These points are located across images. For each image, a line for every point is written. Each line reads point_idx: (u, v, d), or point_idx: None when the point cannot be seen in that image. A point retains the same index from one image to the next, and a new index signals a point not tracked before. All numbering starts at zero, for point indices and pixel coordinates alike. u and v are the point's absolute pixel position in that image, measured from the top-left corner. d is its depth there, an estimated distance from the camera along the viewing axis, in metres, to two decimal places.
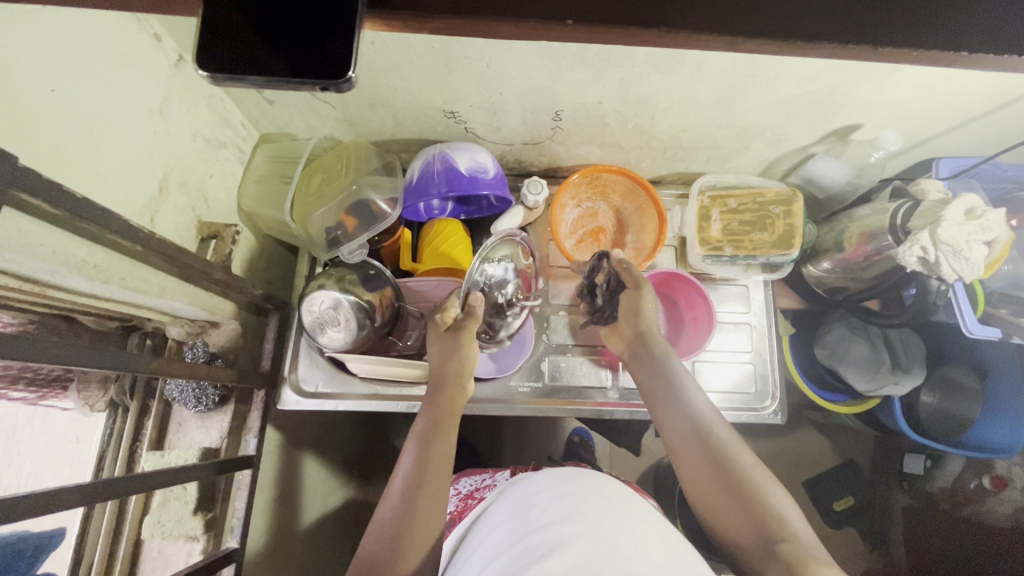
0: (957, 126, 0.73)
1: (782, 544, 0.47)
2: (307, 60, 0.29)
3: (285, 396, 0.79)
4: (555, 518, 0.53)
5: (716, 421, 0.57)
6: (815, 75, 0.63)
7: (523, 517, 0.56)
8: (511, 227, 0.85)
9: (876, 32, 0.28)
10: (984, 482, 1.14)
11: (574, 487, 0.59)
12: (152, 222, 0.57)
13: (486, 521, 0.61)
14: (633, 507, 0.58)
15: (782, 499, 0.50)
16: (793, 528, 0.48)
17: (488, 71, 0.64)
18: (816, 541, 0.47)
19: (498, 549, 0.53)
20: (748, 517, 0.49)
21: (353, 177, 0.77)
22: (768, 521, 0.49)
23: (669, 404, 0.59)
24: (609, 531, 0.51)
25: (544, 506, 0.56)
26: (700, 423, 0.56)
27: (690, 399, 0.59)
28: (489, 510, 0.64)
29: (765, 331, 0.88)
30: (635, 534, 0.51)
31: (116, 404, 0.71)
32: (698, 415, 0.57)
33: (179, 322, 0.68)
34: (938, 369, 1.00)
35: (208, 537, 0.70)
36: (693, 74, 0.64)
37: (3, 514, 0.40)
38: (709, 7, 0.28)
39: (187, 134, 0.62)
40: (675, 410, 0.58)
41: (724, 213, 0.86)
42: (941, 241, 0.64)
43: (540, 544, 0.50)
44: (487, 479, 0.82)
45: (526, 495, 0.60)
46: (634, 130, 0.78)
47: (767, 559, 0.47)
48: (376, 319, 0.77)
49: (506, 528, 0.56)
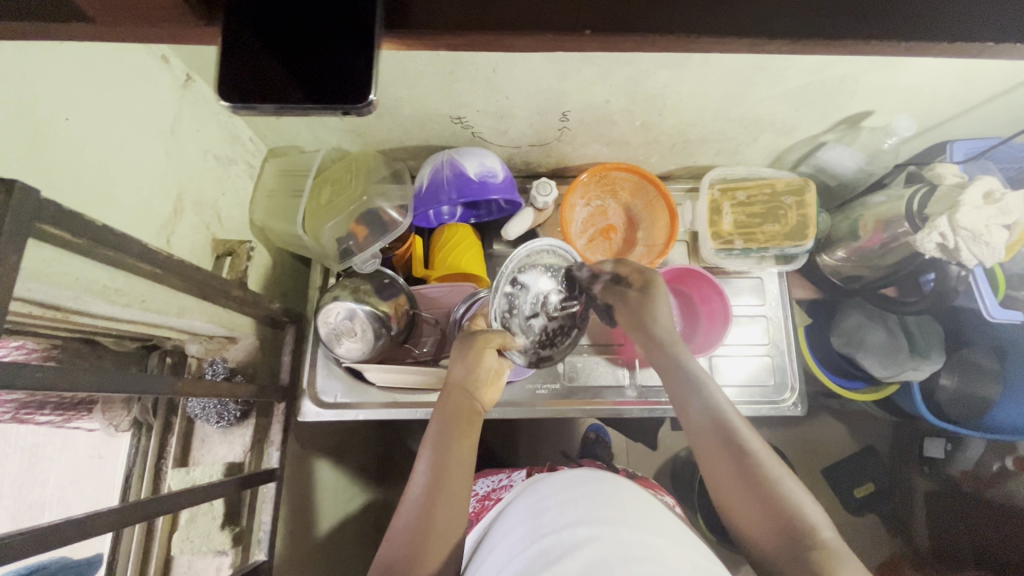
0: (973, 108, 0.72)
1: (806, 544, 0.47)
2: (332, 86, 0.29)
3: (305, 408, 0.80)
4: (568, 519, 0.53)
5: (742, 429, 0.56)
6: (824, 64, 0.63)
7: (537, 520, 0.56)
8: (522, 229, 0.86)
9: (911, 27, 0.27)
10: (1007, 463, 1.09)
11: (586, 488, 0.59)
12: (168, 243, 0.57)
13: (503, 525, 0.61)
14: (643, 506, 0.57)
15: (806, 504, 0.50)
16: (813, 528, 0.48)
17: (494, 74, 0.64)
18: (844, 545, 0.47)
19: (512, 552, 0.53)
20: (772, 523, 0.49)
21: (363, 187, 0.78)
22: (794, 529, 0.48)
23: (694, 405, 0.59)
24: (621, 530, 0.50)
25: (558, 508, 0.56)
26: (725, 427, 0.56)
27: (712, 400, 0.58)
28: (504, 513, 0.64)
29: (782, 322, 0.87)
30: (650, 534, 0.51)
31: (140, 423, 0.71)
32: (722, 420, 0.56)
33: (198, 338, 0.71)
34: (956, 352, 0.99)
35: (237, 551, 0.70)
36: (700, 68, 0.63)
37: (46, 541, 0.41)
38: (736, 10, 0.27)
39: (198, 153, 0.62)
40: (704, 420, 0.57)
41: (735, 206, 0.85)
42: (961, 226, 0.64)
43: (554, 547, 0.50)
44: (503, 479, 0.83)
45: (540, 499, 0.60)
46: (641, 127, 0.77)
47: (790, 557, 0.47)
48: (392, 327, 0.77)
49: (522, 531, 0.56)
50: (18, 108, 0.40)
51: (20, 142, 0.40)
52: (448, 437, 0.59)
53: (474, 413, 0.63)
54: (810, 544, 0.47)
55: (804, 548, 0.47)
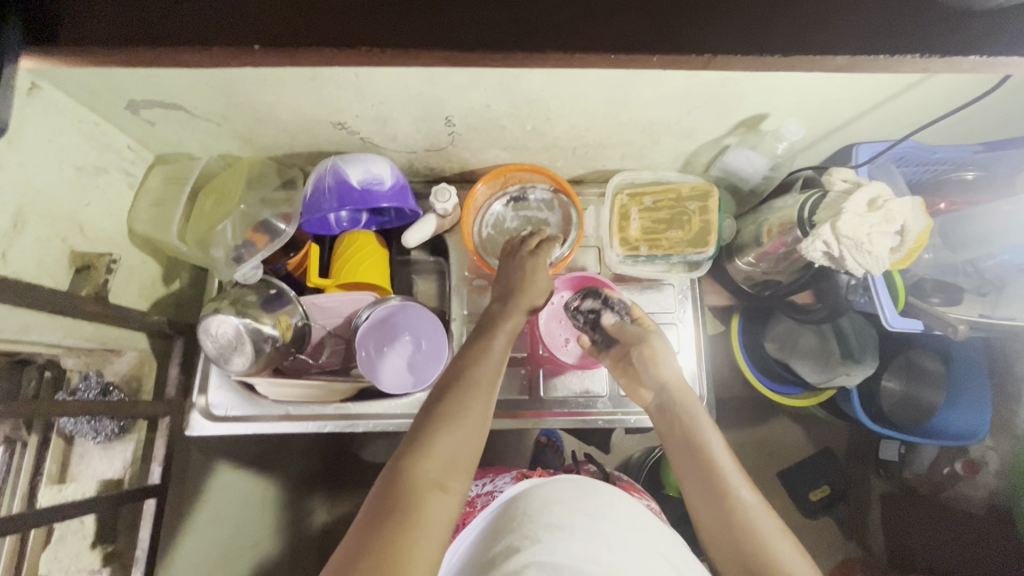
0: (867, 111, 0.69)
1: None
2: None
3: (193, 421, 0.78)
4: (566, 535, 0.53)
5: (740, 482, 0.60)
6: (698, 67, 0.60)
7: (530, 528, 0.54)
8: (422, 237, 0.82)
9: None
10: (957, 467, 1.14)
11: (576, 493, 0.59)
12: (5, 259, 0.55)
13: (485, 532, 0.59)
14: (634, 518, 0.58)
15: (795, 568, 0.54)
16: None
17: (358, 80, 0.62)
18: None
19: (504, 554, 0.53)
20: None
21: (240, 198, 0.75)
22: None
23: (694, 455, 0.63)
24: (615, 555, 0.52)
25: (551, 512, 0.56)
26: (723, 479, 0.60)
27: (712, 448, 0.62)
28: (484, 517, 0.62)
29: (693, 329, 0.85)
30: (641, 557, 0.53)
31: (12, 439, 0.67)
32: (722, 472, 0.60)
33: (74, 352, 0.68)
34: (904, 353, 1.03)
35: (109, 569, 0.70)
36: (571, 72, 0.61)
37: None
38: None
39: (48, 164, 0.60)
40: (702, 475, 0.61)
41: (641, 212, 0.83)
42: (842, 235, 0.61)
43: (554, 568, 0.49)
44: (487, 484, 0.80)
45: (532, 504, 0.58)
46: (535, 131, 0.75)
47: None
48: (278, 340, 0.74)
49: (510, 540, 0.54)
50: None
51: None
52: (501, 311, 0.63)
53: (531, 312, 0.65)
54: None
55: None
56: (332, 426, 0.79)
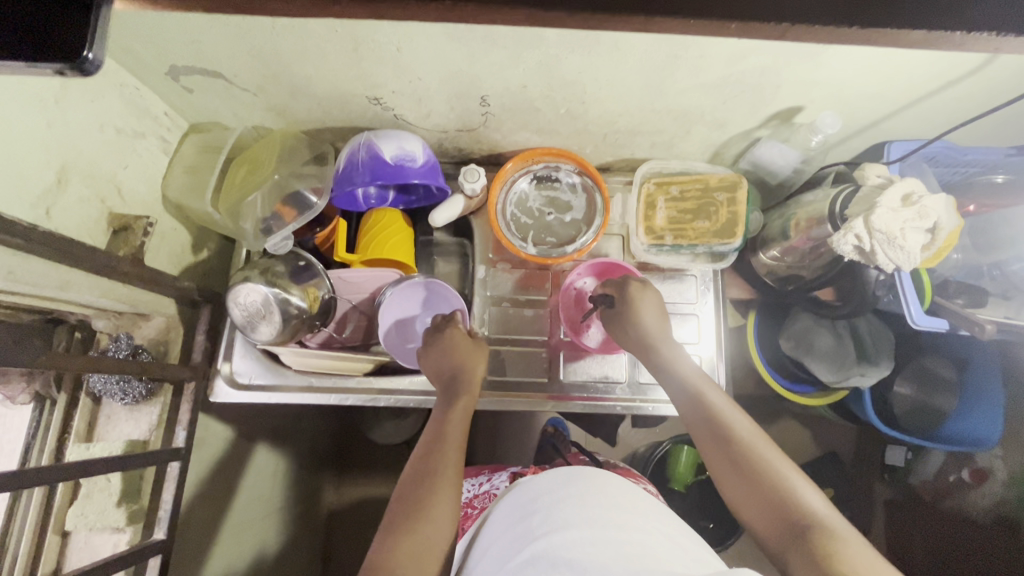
0: (903, 109, 0.69)
1: (800, 520, 0.51)
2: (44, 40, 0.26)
3: (218, 388, 0.79)
4: (558, 522, 0.54)
5: (736, 416, 0.61)
6: (740, 56, 0.60)
7: (527, 523, 0.57)
8: (450, 216, 0.83)
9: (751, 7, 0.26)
10: (964, 475, 1.17)
11: (570, 489, 0.60)
12: (48, 215, 0.56)
13: (489, 536, 0.61)
14: (634, 504, 0.59)
15: (804, 491, 0.54)
16: (806, 505, 0.52)
17: (399, 54, 0.62)
18: (841, 518, 0.51)
19: (503, 560, 0.54)
20: (765, 503, 0.54)
21: (273, 167, 0.76)
22: (790, 512, 0.52)
23: (687, 397, 0.64)
24: (609, 532, 0.52)
25: (545, 510, 0.57)
26: (717, 414, 0.61)
27: (704, 389, 0.64)
28: (490, 517, 0.65)
29: (714, 320, 0.86)
30: (639, 532, 0.53)
31: (43, 397, 0.70)
32: (715, 407, 0.62)
33: (106, 314, 0.70)
34: (918, 360, 1.02)
35: (134, 529, 0.71)
36: (613, 55, 0.61)
37: None
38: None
39: (90, 125, 0.61)
40: (705, 418, 0.62)
41: (668, 201, 0.83)
42: (875, 229, 0.61)
43: (547, 551, 0.51)
44: (480, 482, 0.83)
45: (529, 500, 0.61)
46: (567, 115, 0.75)
47: (785, 536, 0.51)
48: (306, 312, 0.75)
49: (511, 536, 0.56)
50: None
51: None
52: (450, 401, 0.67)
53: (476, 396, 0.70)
54: (802, 519, 0.51)
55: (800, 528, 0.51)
56: (354, 399, 0.81)
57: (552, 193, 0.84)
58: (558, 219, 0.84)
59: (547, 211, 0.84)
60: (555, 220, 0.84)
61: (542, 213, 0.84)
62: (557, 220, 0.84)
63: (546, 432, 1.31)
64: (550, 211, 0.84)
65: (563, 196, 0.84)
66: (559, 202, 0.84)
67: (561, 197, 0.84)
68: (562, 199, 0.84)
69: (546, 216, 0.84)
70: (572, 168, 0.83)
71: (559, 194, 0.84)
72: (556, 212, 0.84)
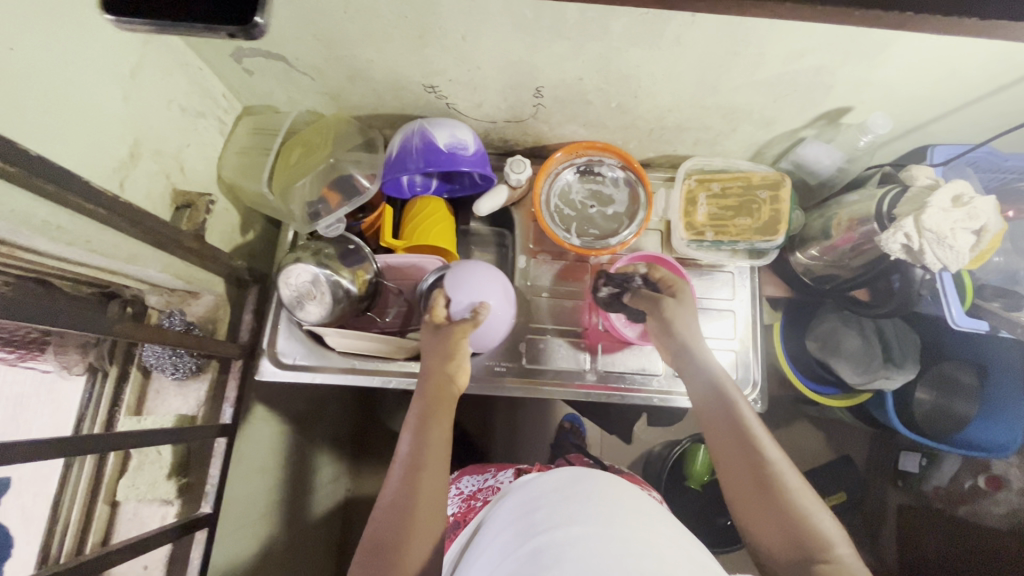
0: (951, 112, 0.71)
1: (817, 558, 0.50)
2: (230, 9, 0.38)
3: (262, 367, 0.80)
4: (562, 518, 0.55)
5: (769, 445, 0.59)
6: (799, 53, 0.61)
7: (531, 519, 0.58)
8: (494, 206, 0.85)
9: None
10: (980, 482, 1.15)
11: (577, 490, 0.61)
12: (121, 188, 0.57)
13: (494, 531, 0.62)
14: (635, 504, 0.60)
15: (821, 520, 0.53)
16: (827, 544, 0.51)
17: (464, 42, 0.63)
18: (858, 560, 0.50)
19: (501, 555, 0.55)
20: (780, 535, 0.53)
21: (330, 151, 0.78)
22: (806, 542, 0.52)
23: (721, 417, 0.61)
24: (614, 527, 0.53)
25: (549, 508, 0.58)
26: (753, 442, 0.58)
27: (742, 412, 0.61)
28: (496, 513, 0.65)
29: (749, 318, 0.87)
30: (643, 529, 0.54)
31: (95, 369, 0.72)
32: (752, 433, 0.59)
33: (159, 291, 0.72)
34: (936, 366, 1.03)
35: (181, 501, 0.72)
36: (674, 49, 0.62)
37: None
38: None
39: (160, 101, 0.62)
40: (726, 429, 0.60)
41: (709, 198, 0.84)
42: (926, 228, 0.62)
43: (547, 546, 0.52)
44: (486, 478, 0.84)
45: (534, 498, 0.62)
46: (618, 109, 0.76)
47: (799, 572, 0.51)
48: (353, 294, 0.77)
49: (514, 531, 0.57)
50: None
51: None
52: (430, 418, 0.62)
53: (454, 404, 0.66)
54: (822, 557, 0.50)
55: (812, 560, 0.51)
56: (396, 382, 0.82)
57: (595, 186, 0.85)
58: (599, 211, 0.85)
59: (589, 203, 0.85)
60: (596, 212, 0.85)
61: (584, 206, 0.85)
62: (598, 213, 0.85)
63: (563, 427, 1.32)
64: (592, 204, 0.85)
65: (605, 189, 0.85)
66: (601, 195, 0.85)
67: (604, 190, 0.85)
68: (604, 192, 0.85)
69: (588, 208, 0.85)
70: (616, 162, 0.84)
71: (601, 187, 0.85)
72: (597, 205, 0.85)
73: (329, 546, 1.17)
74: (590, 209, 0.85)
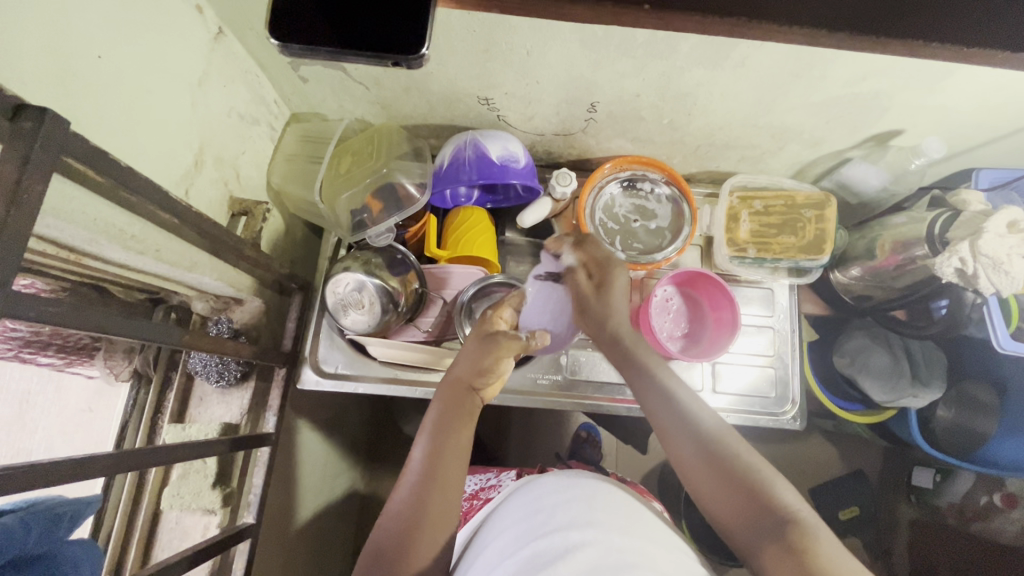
0: (1002, 137, 0.72)
1: (786, 527, 0.49)
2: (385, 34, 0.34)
3: (304, 375, 0.79)
4: (564, 521, 0.52)
5: (713, 427, 0.57)
6: (862, 77, 0.62)
7: (531, 520, 0.54)
8: (537, 218, 0.84)
9: (1003, 32, 0.27)
10: (995, 499, 1.11)
11: (576, 491, 0.58)
12: (186, 195, 0.57)
13: (487, 532, 0.58)
14: (630, 509, 0.56)
15: (778, 483, 0.52)
16: (790, 511, 0.50)
17: (528, 57, 0.63)
18: (820, 521, 0.49)
19: (498, 558, 0.51)
20: (747, 513, 0.51)
21: (384, 161, 0.77)
22: (767, 507, 0.50)
23: (664, 407, 0.60)
24: (614, 536, 0.49)
25: (551, 511, 0.54)
26: (696, 427, 0.57)
27: (679, 395, 0.61)
28: (498, 509, 0.62)
29: (789, 336, 0.87)
30: (643, 541, 0.50)
31: (140, 374, 0.72)
32: (693, 418, 0.58)
33: (206, 297, 0.69)
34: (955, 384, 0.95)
35: (224, 512, 0.71)
36: (737, 70, 0.63)
37: (53, 477, 0.40)
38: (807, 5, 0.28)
39: (223, 108, 0.62)
40: (669, 415, 0.59)
41: (752, 215, 0.85)
42: (982, 253, 0.63)
43: (547, 550, 0.48)
44: (492, 478, 0.83)
45: (535, 496, 0.58)
46: (669, 125, 0.77)
47: (774, 547, 0.48)
48: (400, 304, 0.76)
49: (513, 530, 0.54)
50: (51, 40, 0.39)
51: (52, 75, 0.40)
52: (451, 425, 0.60)
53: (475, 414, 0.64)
54: (788, 525, 0.49)
55: (775, 525, 0.49)
56: None
57: (639, 200, 0.85)
58: (642, 225, 0.85)
59: (631, 217, 0.85)
60: (639, 227, 0.85)
61: (627, 220, 0.85)
62: (641, 227, 0.85)
63: (580, 437, 1.32)
64: (635, 218, 0.85)
65: (650, 203, 0.85)
66: (645, 209, 0.85)
67: (647, 205, 0.85)
68: (648, 207, 0.85)
69: (631, 222, 0.85)
70: (663, 178, 0.84)
71: (645, 201, 0.85)
72: (640, 218, 0.85)
73: (346, 557, 1.16)
74: (633, 222, 0.85)
